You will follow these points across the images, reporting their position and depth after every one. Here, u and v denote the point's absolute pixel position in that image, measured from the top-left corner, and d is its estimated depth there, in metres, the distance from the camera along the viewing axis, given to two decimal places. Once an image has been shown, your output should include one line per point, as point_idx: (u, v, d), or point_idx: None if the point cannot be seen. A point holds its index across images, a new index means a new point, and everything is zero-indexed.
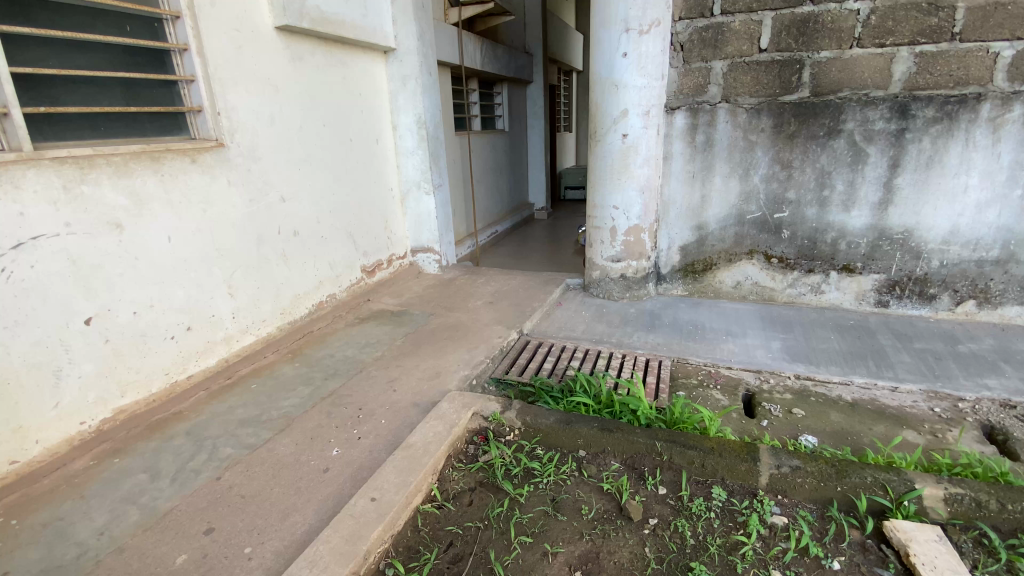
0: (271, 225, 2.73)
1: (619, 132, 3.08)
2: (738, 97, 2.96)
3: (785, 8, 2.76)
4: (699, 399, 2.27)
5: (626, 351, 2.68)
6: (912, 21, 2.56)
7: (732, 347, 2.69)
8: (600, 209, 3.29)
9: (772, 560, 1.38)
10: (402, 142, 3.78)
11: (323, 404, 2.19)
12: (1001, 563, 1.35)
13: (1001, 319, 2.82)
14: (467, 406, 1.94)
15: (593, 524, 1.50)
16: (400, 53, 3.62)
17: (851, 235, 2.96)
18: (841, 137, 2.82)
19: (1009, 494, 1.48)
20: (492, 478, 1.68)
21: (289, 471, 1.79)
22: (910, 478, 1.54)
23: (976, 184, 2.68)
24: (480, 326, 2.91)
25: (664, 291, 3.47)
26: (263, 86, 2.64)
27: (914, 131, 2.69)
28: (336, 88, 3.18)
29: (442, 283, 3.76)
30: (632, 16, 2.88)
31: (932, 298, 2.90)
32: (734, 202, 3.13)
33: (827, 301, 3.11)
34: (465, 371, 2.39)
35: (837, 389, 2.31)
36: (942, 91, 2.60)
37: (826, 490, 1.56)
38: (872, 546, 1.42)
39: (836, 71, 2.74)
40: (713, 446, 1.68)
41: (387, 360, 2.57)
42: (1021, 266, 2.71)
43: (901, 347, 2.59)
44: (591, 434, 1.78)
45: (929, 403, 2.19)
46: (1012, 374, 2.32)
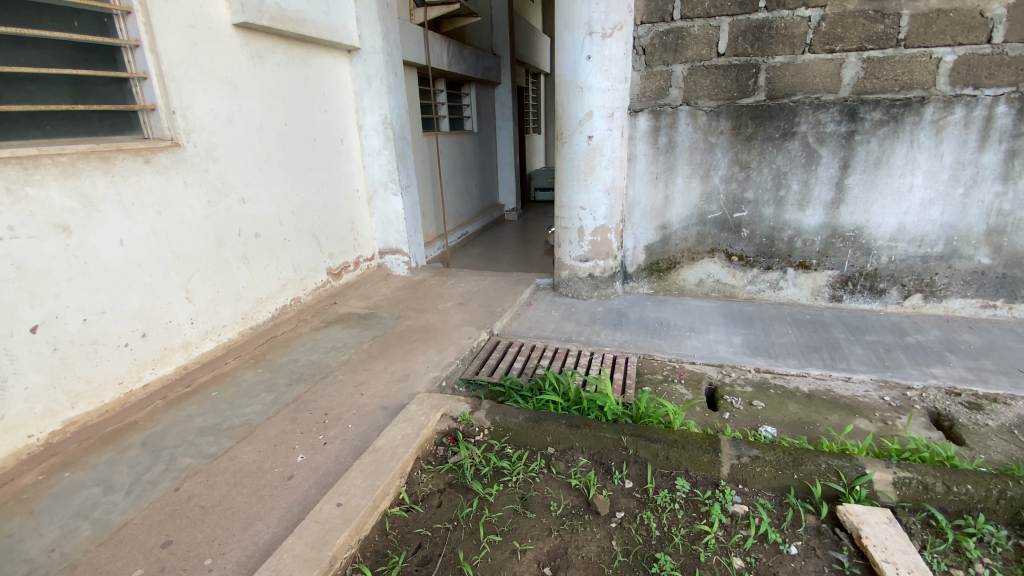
0: (231, 227, 2.65)
1: (584, 134, 3.13)
2: (698, 100, 3.04)
3: (740, 14, 2.85)
4: (665, 394, 2.33)
5: (594, 349, 2.71)
6: (860, 28, 2.69)
7: (696, 342, 2.76)
8: (567, 209, 3.33)
9: (733, 547, 1.42)
10: (368, 142, 3.73)
11: (287, 410, 2.14)
12: (948, 543, 1.42)
13: (945, 311, 2.98)
14: (436, 408, 1.93)
15: (561, 520, 1.52)
16: (364, 53, 3.58)
17: (806, 233, 3.07)
18: (795, 139, 2.93)
19: (953, 476, 1.56)
20: (462, 478, 1.68)
21: (251, 479, 1.74)
22: (861, 463, 1.62)
23: (921, 183, 2.83)
24: (449, 327, 2.90)
25: (631, 290, 3.53)
26: (220, 84, 2.57)
27: (863, 133, 2.82)
28: (298, 87, 3.12)
29: (411, 284, 3.73)
30: (596, 19, 2.92)
31: (882, 292, 3.05)
32: (696, 202, 3.22)
33: (785, 297, 3.23)
34: (434, 373, 2.38)
35: (794, 380, 2.41)
36: (888, 95, 2.74)
37: (783, 478, 1.62)
38: (827, 530, 1.48)
39: (790, 75, 2.86)
40: (677, 438, 1.73)
41: (354, 364, 2.53)
42: (962, 261, 2.88)
43: (854, 340, 2.72)
44: (559, 431, 1.80)
45: (880, 391, 2.30)
46: (956, 363, 2.46)
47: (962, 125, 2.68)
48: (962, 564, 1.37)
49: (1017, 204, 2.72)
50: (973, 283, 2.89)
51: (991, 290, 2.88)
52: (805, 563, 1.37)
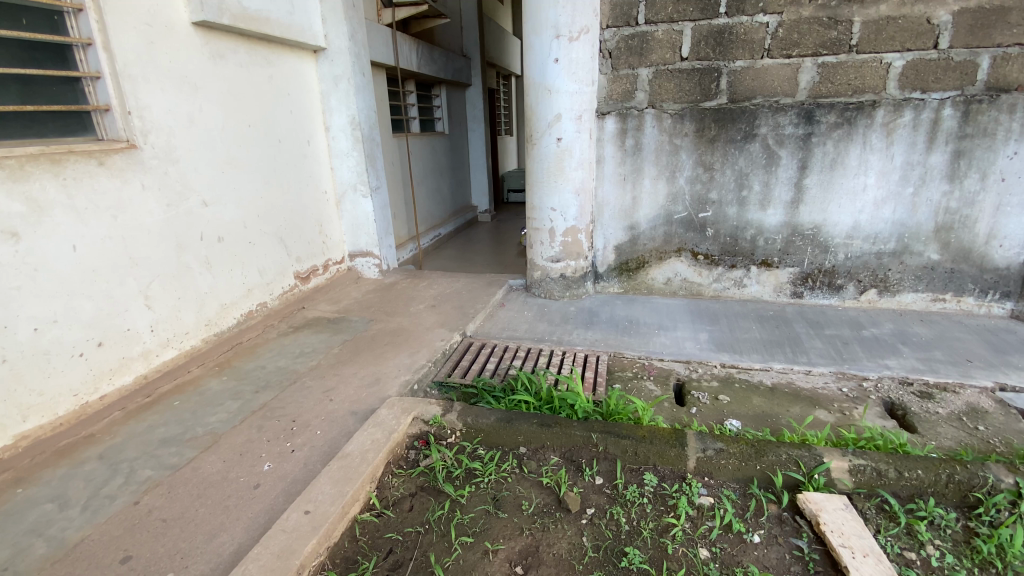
0: (192, 231, 2.57)
1: (553, 136, 3.16)
2: (663, 103, 3.10)
3: (702, 19, 2.93)
4: (634, 391, 2.37)
5: (566, 349, 2.74)
6: (815, 34, 2.80)
7: (665, 340, 2.82)
8: (538, 211, 3.35)
9: (699, 539, 1.46)
10: (335, 144, 3.68)
11: (253, 418, 2.09)
12: (901, 526, 1.49)
13: (899, 305, 3.12)
14: (407, 412, 1.91)
15: (532, 519, 1.53)
16: (330, 53, 3.53)
17: (768, 232, 3.18)
18: (756, 141, 3.02)
19: (904, 462, 1.64)
20: (433, 481, 1.67)
21: (215, 490, 1.69)
22: (819, 453, 1.68)
23: (873, 183, 2.95)
24: (421, 330, 2.88)
25: (602, 289, 3.58)
26: (179, 84, 2.49)
27: (819, 135, 2.93)
28: (262, 88, 3.05)
29: (382, 287, 3.69)
30: (562, 22, 2.96)
31: (840, 288, 3.18)
32: (663, 203, 3.28)
33: (749, 294, 3.33)
34: (406, 377, 2.36)
35: (758, 374, 2.48)
36: (841, 99, 2.85)
37: (746, 470, 1.67)
38: (788, 518, 1.53)
39: (750, 79, 2.95)
40: (645, 434, 1.77)
41: (323, 369, 2.49)
42: (913, 257, 3.02)
43: (814, 334, 2.82)
44: (530, 431, 1.82)
45: (838, 383, 2.39)
46: (908, 354, 2.58)
47: (911, 128, 2.81)
48: (914, 546, 1.44)
49: (962, 203, 2.87)
50: (923, 278, 3.04)
51: (940, 285, 3.03)
52: (767, 550, 1.42)
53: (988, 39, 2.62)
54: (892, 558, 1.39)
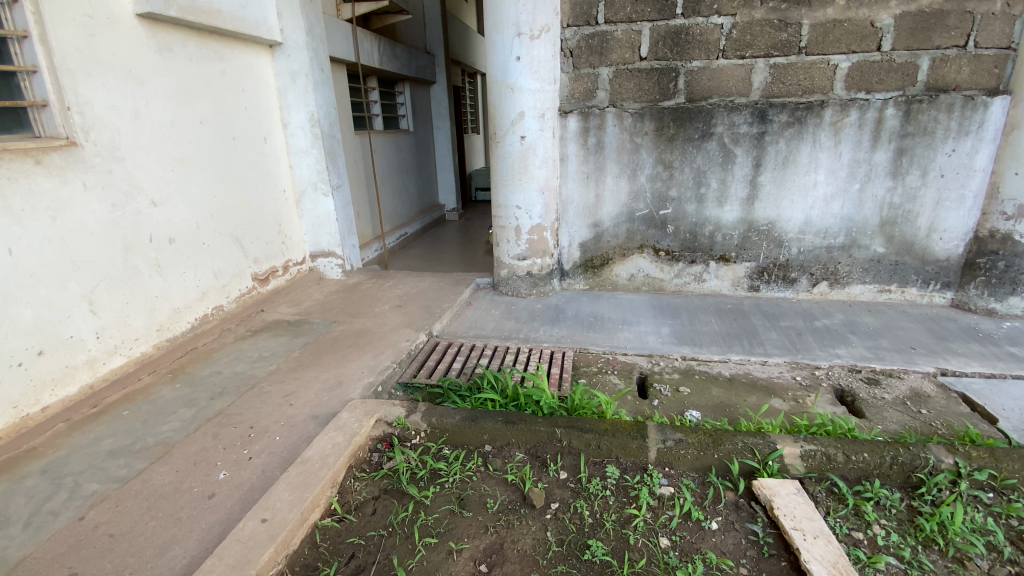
0: (140, 233, 2.46)
1: (517, 134, 3.16)
2: (623, 102, 3.17)
3: (659, 20, 2.99)
4: (599, 385, 2.40)
5: (532, 346, 2.75)
6: (766, 36, 2.90)
7: (628, 335, 2.87)
8: (503, 209, 3.36)
9: (660, 528, 1.50)
10: (294, 141, 3.58)
11: (208, 426, 2.02)
12: (848, 507, 1.57)
13: (848, 297, 3.27)
14: (369, 414, 1.88)
15: (497, 516, 1.53)
16: (287, 48, 3.43)
17: (725, 228, 3.27)
18: (713, 139, 3.10)
19: (852, 446, 1.72)
20: (397, 483, 1.65)
21: (167, 501, 1.63)
22: (773, 440, 1.74)
23: (823, 180, 3.08)
24: (385, 331, 2.84)
25: (568, 287, 3.61)
26: (123, 79, 2.38)
27: (772, 134, 3.03)
28: (214, 83, 2.94)
29: (345, 288, 3.62)
30: (523, 20, 2.96)
31: (794, 281, 3.30)
32: (625, 200, 3.34)
33: (709, 288, 3.42)
34: (369, 379, 2.32)
35: (716, 366, 2.56)
36: (792, 99, 2.97)
37: (705, 459, 1.72)
38: (744, 504, 1.59)
39: (706, 79, 3.03)
40: (608, 427, 1.80)
41: (283, 373, 2.42)
42: (860, 250, 3.16)
43: (770, 326, 2.93)
44: (495, 428, 1.82)
45: (792, 371, 2.49)
46: (857, 343, 2.70)
47: (857, 127, 2.94)
48: (861, 526, 1.51)
49: (905, 198, 3.02)
50: (870, 270, 3.19)
51: (885, 276, 3.18)
52: (724, 536, 1.47)
53: (926, 42, 2.77)
54: (840, 539, 1.46)
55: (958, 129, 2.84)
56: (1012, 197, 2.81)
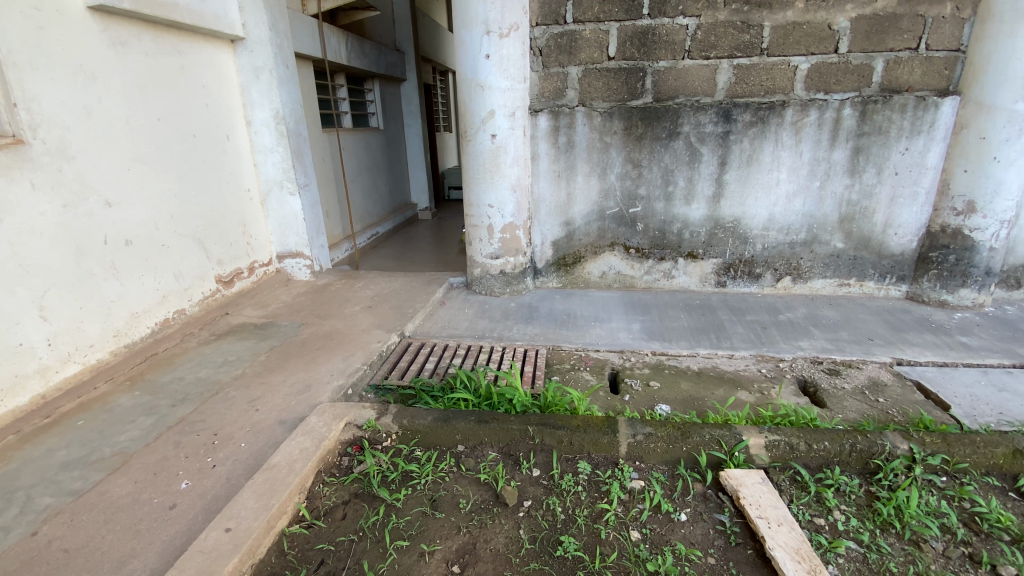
0: (93, 235, 2.35)
1: (487, 132, 3.15)
2: (592, 101, 3.20)
3: (627, 20, 3.02)
4: (572, 381, 2.42)
5: (506, 344, 2.75)
6: (729, 37, 2.96)
7: (600, 331, 2.90)
8: (475, 208, 3.35)
9: (631, 521, 1.52)
10: (258, 139, 3.49)
11: (169, 434, 1.95)
12: (811, 494, 1.62)
13: (810, 290, 3.38)
14: (338, 418, 1.85)
15: (470, 516, 1.53)
16: (249, 43, 3.33)
17: (692, 225, 3.34)
18: (679, 138, 3.16)
19: (813, 435, 1.78)
20: (368, 487, 1.63)
21: (125, 514, 1.56)
22: (739, 431, 1.79)
23: (785, 178, 3.17)
24: (356, 332, 2.79)
25: (541, 285, 3.62)
26: (74, 74, 2.27)
27: (736, 133, 3.10)
28: (173, 79, 2.84)
29: (314, 289, 3.54)
30: (492, 18, 2.95)
31: (758, 277, 3.39)
32: (596, 199, 3.37)
33: (678, 284, 3.49)
34: (339, 381, 2.28)
35: (685, 360, 2.61)
36: (755, 99, 3.05)
37: (674, 452, 1.75)
38: (712, 495, 1.63)
39: (672, 79, 3.09)
40: (579, 423, 1.81)
41: (249, 378, 2.36)
42: (821, 246, 3.27)
43: (736, 320, 3.00)
44: (468, 428, 1.81)
45: (758, 364, 2.56)
46: (819, 335, 2.80)
47: (816, 126, 3.03)
48: (823, 512, 1.56)
49: (862, 195, 3.14)
50: (831, 265, 3.31)
51: (845, 271, 3.30)
52: (693, 527, 1.50)
53: (881, 45, 2.88)
54: (803, 525, 1.51)
55: (911, 128, 2.96)
56: (961, 193, 2.95)
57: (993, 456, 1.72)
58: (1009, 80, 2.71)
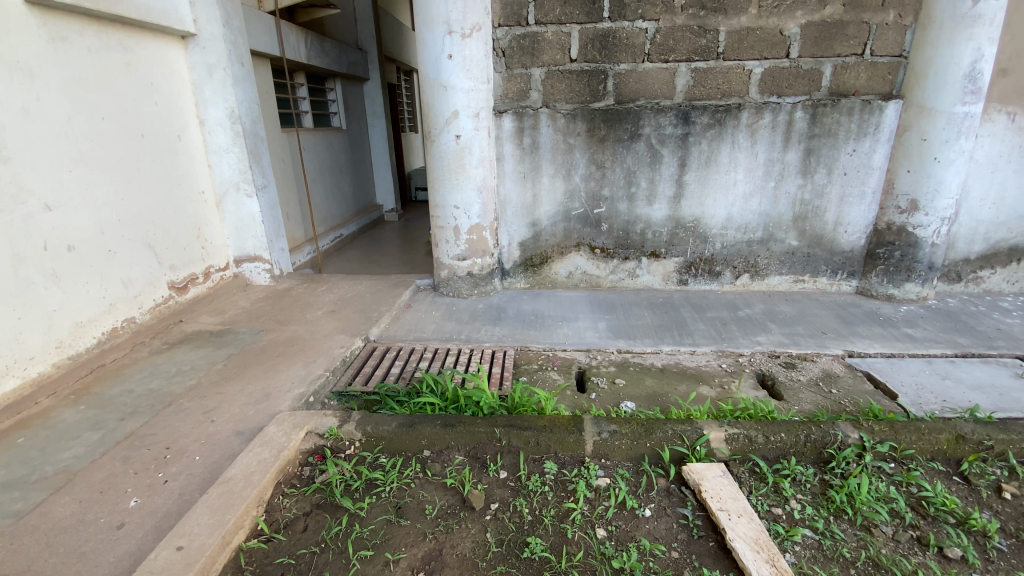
0: (32, 240, 2.22)
1: (452, 133, 3.13)
2: (556, 103, 3.22)
3: (588, 22, 3.06)
4: (539, 382, 2.43)
5: (473, 346, 2.74)
6: (687, 41, 3.04)
7: (567, 331, 2.92)
8: (441, 209, 3.32)
9: (597, 519, 1.54)
10: (213, 139, 3.36)
11: (118, 449, 1.86)
12: (769, 485, 1.68)
13: (767, 287, 3.50)
14: (299, 427, 1.80)
15: (436, 522, 1.51)
16: (201, 40, 3.21)
17: (654, 225, 3.40)
18: (641, 140, 3.21)
19: (771, 427, 1.84)
20: (330, 497, 1.59)
21: (68, 535, 1.47)
22: (700, 426, 1.83)
23: (742, 179, 3.26)
24: (319, 337, 2.72)
25: (509, 286, 3.62)
26: (9, 70, 2.14)
27: (695, 135, 3.18)
28: (118, 76, 2.70)
29: (274, 294, 3.44)
30: (454, 18, 2.94)
31: (718, 274, 3.49)
32: (561, 200, 3.40)
33: (641, 283, 3.55)
34: (300, 390, 2.22)
35: (649, 357, 2.66)
36: (712, 102, 3.13)
37: (638, 448, 1.78)
38: (675, 490, 1.66)
39: (633, 81, 3.15)
40: (546, 423, 1.82)
41: (204, 388, 2.27)
42: (777, 244, 3.39)
43: (698, 317, 3.08)
44: (433, 432, 1.79)
45: (719, 359, 2.63)
46: (775, 330, 2.89)
47: (770, 128, 3.13)
48: (780, 502, 1.62)
49: (814, 195, 3.27)
50: (786, 262, 3.43)
51: (800, 267, 3.43)
52: (657, 522, 1.53)
53: (829, 50, 3.01)
54: (762, 515, 1.56)
55: (858, 130, 3.10)
56: (905, 192, 3.12)
57: (938, 442, 1.82)
58: (947, 85, 2.87)
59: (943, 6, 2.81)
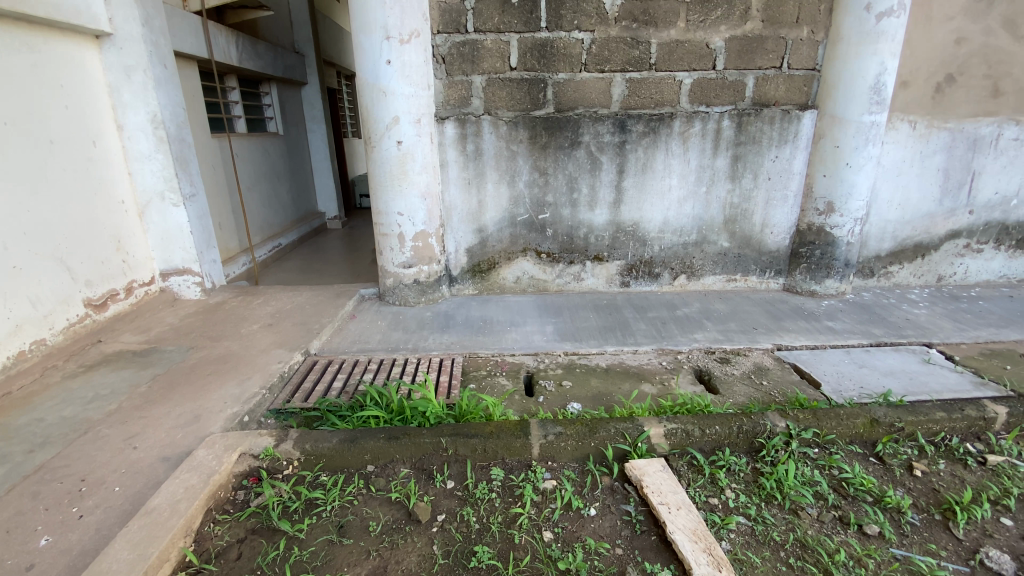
0: None
1: (393, 139, 3.09)
2: (497, 110, 3.25)
3: (526, 32, 3.10)
4: (487, 388, 2.42)
5: (421, 355, 2.70)
6: (621, 52, 3.15)
7: (516, 335, 2.94)
8: (384, 216, 3.26)
9: (544, 522, 1.56)
10: (133, 145, 3.14)
11: (25, 484, 1.69)
12: (705, 476, 1.76)
13: (703, 287, 3.67)
14: (231, 448, 1.72)
15: (380, 539, 1.48)
16: (119, 39, 2.99)
17: (596, 230, 3.50)
18: (581, 147, 3.30)
19: (706, 420, 1.92)
20: (267, 521, 1.53)
21: None
22: (641, 423, 1.89)
23: (676, 184, 3.41)
24: (255, 353, 2.60)
25: (457, 292, 3.60)
26: None
27: (632, 142, 3.29)
28: (22, 79, 2.49)
29: (206, 309, 3.25)
30: (391, 24, 2.91)
31: (657, 276, 3.63)
32: (506, 206, 3.42)
33: (586, 286, 3.64)
34: (234, 409, 2.10)
35: (595, 358, 2.72)
36: (646, 111, 3.26)
37: (584, 448, 1.82)
38: (619, 487, 1.71)
39: (572, 90, 3.23)
40: (492, 430, 1.82)
41: (127, 412, 2.11)
42: (710, 245, 3.56)
43: (640, 317, 3.19)
44: (377, 446, 1.75)
45: (660, 357, 2.73)
46: (711, 327, 3.04)
47: (701, 136, 3.29)
48: (716, 492, 1.70)
49: (741, 198, 3.46)
50: (719, 262, 3.61)
51: (732, 267, 3.62)
52: (602, 521, 1.57)
53: (751, 63, 3.21)
54: (699, 506, 1.63)
55: (780, 138, 3.32)
56: (823, 195, 3.36)
57: (855, 426, 1.96)
58: (855, 97, 3.13)
59: (850, 24, 3.06)
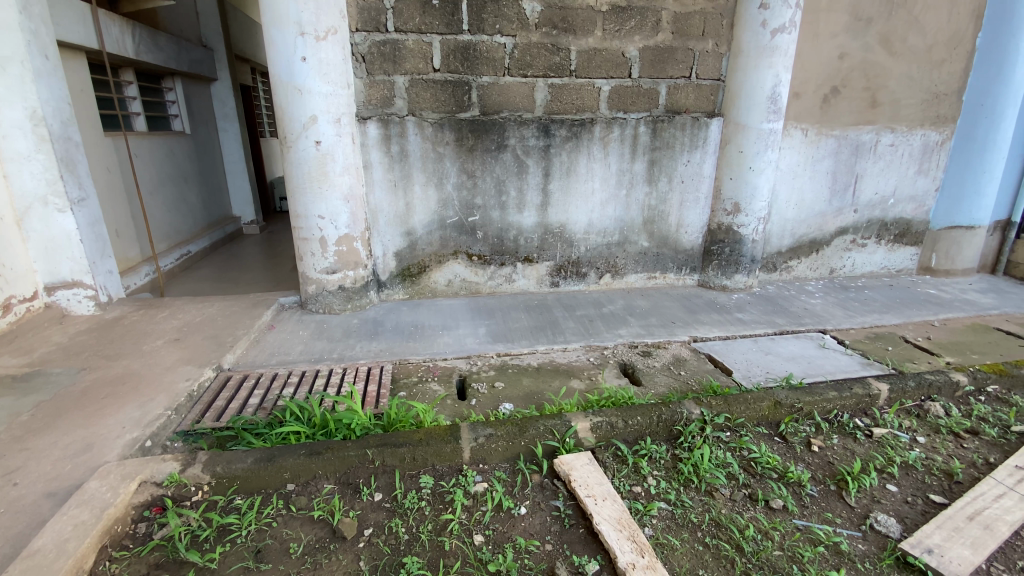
0: None
1: (311, 139, 2.97)
2: (422, 111, 3.21)
3: (448, 33, 3.09)
4: (418, 395, 2.38)
5: (347, 365, 2.61)
6: (543, 57, 3.22)
7: (447, 339, 2.92)
8: (304, 220, 3.12)
9: (475, 526, 1.56)
10: (6, 144, 2.77)
11: None
12: (629, 465, 1.84)
13: (627, 285, 3.83)
14: (129, 478, 1.57)
15: (303, 560, 1.41)
16: None
17: (526, 232, 3.55)
18: (507, 150, 3.34)
19: (628, 412, 2.01)
20: (173, 553, 1.41)
21: None
22: (568, 418, 1.94)
23: (599, 187, 3.54)
24: (160, 370, 2.40)
25: (385, 297, 3.51)
26: None
27: (556, 146, 3.38)
28: None
29: (102, 324, 2.95)
30: (305, 20, 2.80)
31: (584, 275, 3.74)
32: (435, 208, 3.39)
33: (518, 287, 3.68)
34: (134, 434, 1.92)
35: (526, 358, 2.76)
36: (568, 116, 3.36)
37: (514, 448, 1.84)
38: (548, 483, 1.75)
39: (496, 94, 3.26)
40: (421, 437, 1.79)
41: (4, 444, 1.87)
42: (631, 245, 3.73)
43: (569, 316, 3.27)
44: (297, 463, 1.67)
45: (587, 354, 2.82)
46: (634, 323, 3.18)
47: (619, 141, 3.44)
48: (639, 480, 1.78)
49: (658, 200, 3.65)
50: (640, 261, 3.78)
51: (651, 265, 3.81)
52: (532, 518, 1.59)
53: (663, 72, 3.41)
54: (624, 496, 1.70)
55: (691, 143, 3.54)
56: (730, 196, 3.62)
57: (761, 409, 2.13)
58: (755, 105, 3.40)
59: (748, 38, 3.32)
